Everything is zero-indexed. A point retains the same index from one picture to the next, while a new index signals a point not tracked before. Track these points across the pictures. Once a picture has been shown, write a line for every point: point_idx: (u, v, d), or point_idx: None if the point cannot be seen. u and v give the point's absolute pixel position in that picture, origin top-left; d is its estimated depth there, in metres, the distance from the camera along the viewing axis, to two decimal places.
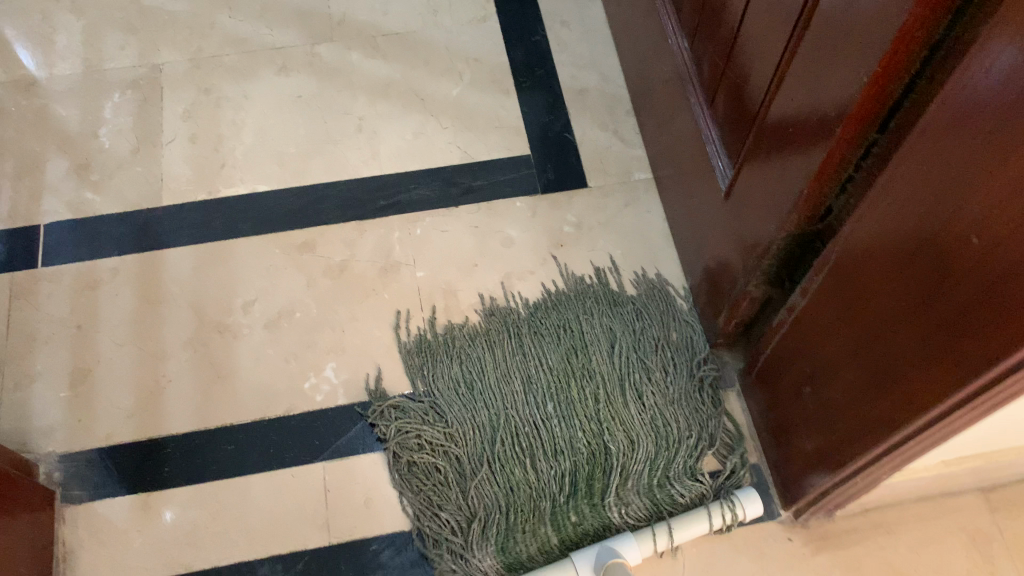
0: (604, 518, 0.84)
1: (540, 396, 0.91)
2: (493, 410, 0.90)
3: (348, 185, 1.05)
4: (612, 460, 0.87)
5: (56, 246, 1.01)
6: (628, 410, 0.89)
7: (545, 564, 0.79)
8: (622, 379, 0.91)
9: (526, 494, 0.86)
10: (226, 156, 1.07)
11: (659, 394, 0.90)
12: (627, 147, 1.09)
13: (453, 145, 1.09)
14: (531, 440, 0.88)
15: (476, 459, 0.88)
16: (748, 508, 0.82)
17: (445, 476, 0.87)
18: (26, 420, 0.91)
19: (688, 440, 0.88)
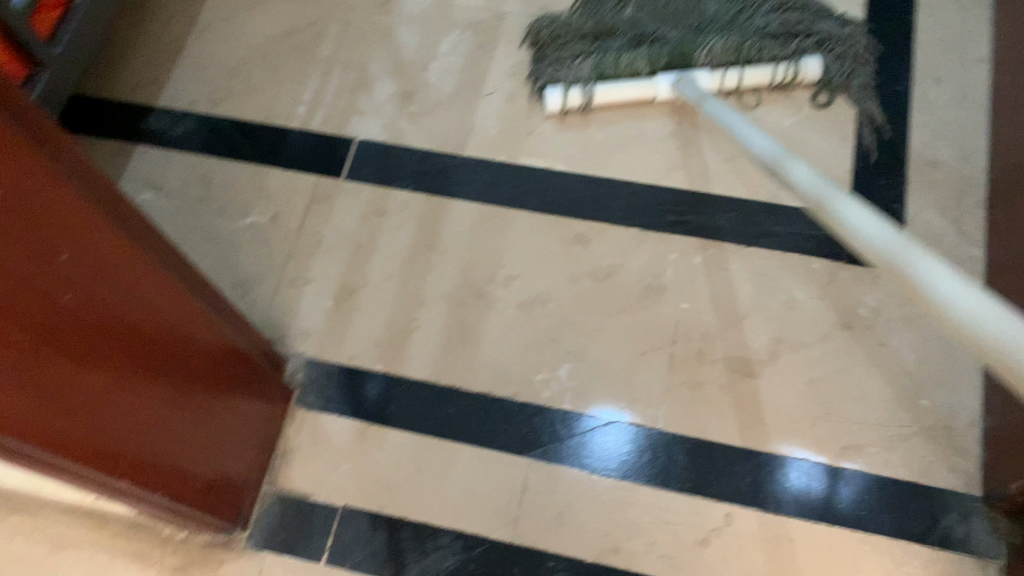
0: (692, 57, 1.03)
1: (663, 15, 1.07)
2: (619, 19, 1.07)
3: (644, 189, 1.00)
4: (706, 40, 1.02)
5: (362, 164, 1.06)
6: (749, 17, 1.05)
7: (632, 89, 1.03)
8: (734, 22, 1.05)
9: (634, 42, 1.05)
10: (536, 124, 1.06)
11: (743, 33, 1.03)
12: (964, 243, 0.94)
13: (766, 181, 1.00)
14: (643, 34, 1.05)
15: (591, 40, 1.07)
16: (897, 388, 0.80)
17: (567, 65, 1.05)
18: (290, 317, 0.97)
19: (776, 50, 1.02)
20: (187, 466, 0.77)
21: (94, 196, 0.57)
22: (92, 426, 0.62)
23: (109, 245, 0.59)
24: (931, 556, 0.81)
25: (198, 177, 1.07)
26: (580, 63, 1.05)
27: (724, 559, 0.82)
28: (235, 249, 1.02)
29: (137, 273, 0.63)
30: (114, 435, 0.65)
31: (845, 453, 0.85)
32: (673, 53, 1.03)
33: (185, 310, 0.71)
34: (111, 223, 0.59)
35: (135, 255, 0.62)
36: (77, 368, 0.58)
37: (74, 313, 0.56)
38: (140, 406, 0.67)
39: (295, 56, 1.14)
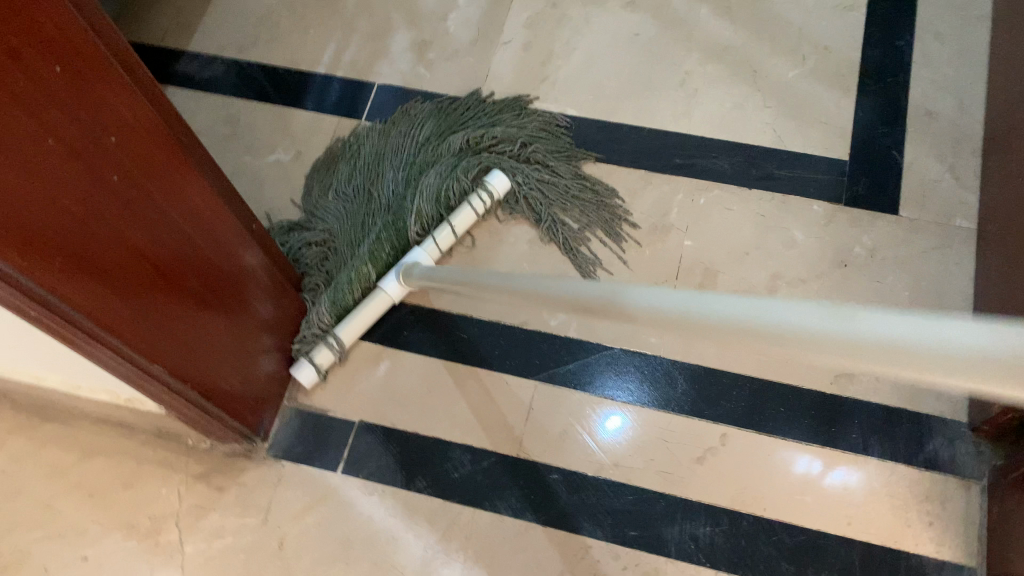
0: (404, 228, 0.96)
1: (361, 201, 1.00)
2: (339, 191, 1.02)
3: (652, 134, 1.05)
4: (407, 207, 0.97)
5: (383, 108, 1.10)
6: (455, 139, 1.02)
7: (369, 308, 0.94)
8: (447, 163, 1.00)
9: (356, 264, 0.95)
10: (549, 73, 1.10)
11: (438, 182, 0.98)
12: (958, 188, 0.98)
13: (769, 129, 1.04)
14: (389, 215, 0.97)
15: (345, 229, 0.98)
16: (498, 183, 0.98)
17: (340, 210, 1.00)
18: None
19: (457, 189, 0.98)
20: (230, 393, 0.84)
21: (158, 108, 0.62)
22: (152, 347, 0.70)
23: (186, 190, 0.68)
24: (916, 476, 0.85)
25: (226, 117, 1.11)
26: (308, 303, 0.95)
27: (719, 477, 0.86)
28: (259, 183, 1.06)
29: (186, 190, 0.68)
30: (172, 358, 0.73)
31: (838, 380, 0.89)
32: (390, 243, 0.95)
33: (238, 252, 0.79)
34: (191, 173, 0.67)
35: (204, 203, 0.71)
36: (145, 295, 0.67)
37: (147, 249, 0.65)
38: (195, 337, 0.76)
39: (320, 6, 1.19)
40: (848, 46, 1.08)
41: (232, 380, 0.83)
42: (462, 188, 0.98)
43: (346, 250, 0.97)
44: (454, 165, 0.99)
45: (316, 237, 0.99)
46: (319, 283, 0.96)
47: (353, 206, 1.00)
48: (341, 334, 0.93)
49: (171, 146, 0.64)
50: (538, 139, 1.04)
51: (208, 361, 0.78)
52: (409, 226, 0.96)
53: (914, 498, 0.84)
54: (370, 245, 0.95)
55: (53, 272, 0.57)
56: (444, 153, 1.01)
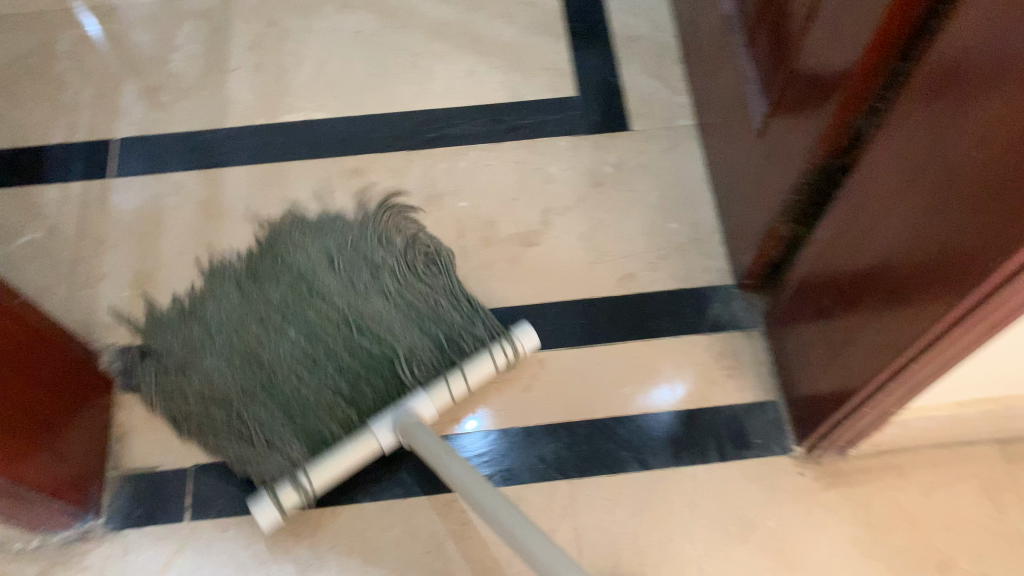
0: (398, 382, 0.89)
1: (225, 342, 0.93)
2: (298, 328, 0.94)
3: (400, 117, 1.10)
4: (341, 380, 0.89)
5: (129, 160, 1.08)
6: (407, 294, 0.95)
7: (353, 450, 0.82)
8: (408, 315, 0.94)
9: (326, 412, 0.88)
10: (287, 86, 1.13)
11: (429, 357, 0.90)
12: (672, 94, 1.11)
13: (503, 86, 1.12)
14: (270, 372, 0.91)
15: (260, 373, 0.91)
16: (526, 343, 0.89)
17: (236, 367, 0.91)
18: (94, 314, 0.98)
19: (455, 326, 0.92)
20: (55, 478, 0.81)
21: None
22: None
23: None
24: (709, 341, 0.96)
25: None
26: (288, 447, 0.86)
27: (548, 396, 0.93)
28: (17, 267, 1.01)
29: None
30: None
31: (623, 282, 0.99)
32: (338, 429, 0.87)
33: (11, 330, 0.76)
34: None
35: None
36: None
37: None
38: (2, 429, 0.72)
39: (31, 79, 1.14)
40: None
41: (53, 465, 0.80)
42: (394, 349, 0.91)
43: (251, 393, 0.90)
44: (427, 313, 0.94)
45: (201, 415, 0.90)
46: (250, 452, 0.86)
47: (243, 347, 0.93)
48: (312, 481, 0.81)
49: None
50: (360, 237, 0.99)
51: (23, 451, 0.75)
52: (399, 377, 0.89)
53: (712, 359, 0.94)
54: (330, 421, 0.87)
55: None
56: (381, 306, 0.94)
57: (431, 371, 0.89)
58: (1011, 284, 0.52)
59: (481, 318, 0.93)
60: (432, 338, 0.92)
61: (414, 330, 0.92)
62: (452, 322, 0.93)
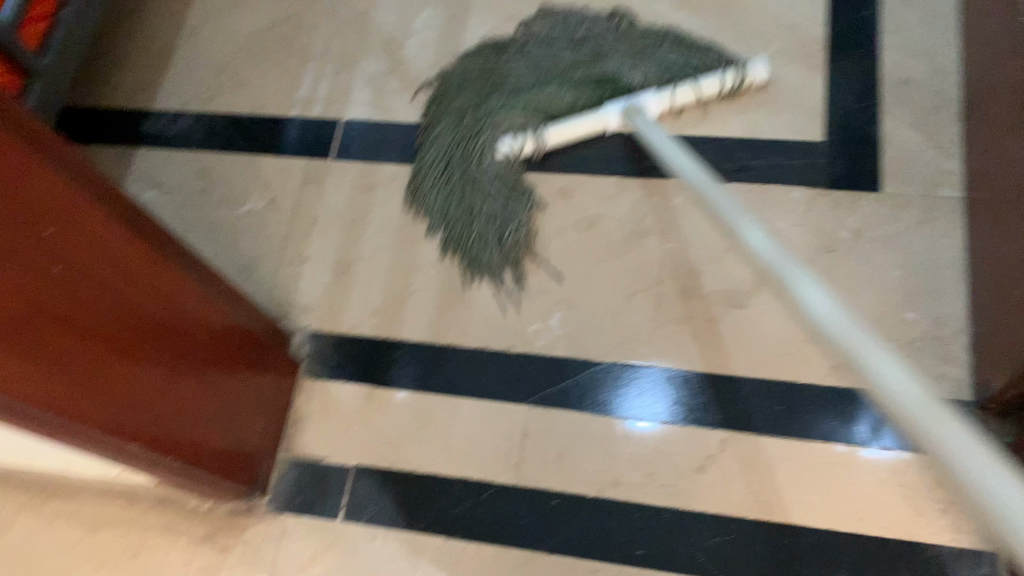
0: (632, 82, 1.03)
1: (480, 210, 1.00)
2: (525, 78, 1.06)
3: (621, 139, 1.03)
4: (561, 89, 1.05)
5: (351, 143, 1.09)
6: (655, 34, 1.06)
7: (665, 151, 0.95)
8: (640, 55, 1.05)
9: (533, 108, 1.04)
10: None
11: (653, 70, 1.03)
12: (941, 156, 0.95)
13: (741, 118, 1.01)
14: (506, 191, 1.00)
15: (510, 101, 1.04)
16: (757, 71, 1.00)
17: (456, 207, 1.01)
18: (293, 294, 1.01)
19: (635, 48, 1.05)
20: (219, 444, 0.83)
21: (83, 182, 0.61)
22: (121, 415, 0.68)
23: (118, 246, 0.65)
24: (924, 462, 0.82)
25: (197, 172, 1.11)
26: (523, 121, 1.03)
27: (722, 484, 0.84)
28: (235, 235, 1.06)
29: (129, 261, 0.67)
30: (143, 419, 0.71)
31: (834, 370, 0.87)
32: (612, 88, 1.04)
33: (194, 294, 0.76)
34: (116, 223, 0.64)
35: (144, 253, 0.69)
36: (101, 365, 0.65)
37: (92, 320, 0.63)
38: (166, 393, 0.74)
39: (278, 47, 1.18)
40: (813, 22, 1.05)
41: (217, 430, 0.82)
42: (632, 85, 1.03)
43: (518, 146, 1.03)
44: (669, 37, 1.05)
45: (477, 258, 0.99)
46: (491, 227, 0.99)
47: (488, 84, 1.07)
48: (547, 134, 1.01)
49: (98, 218, 0.62)
50: (445, 138, 1.04)
51: (185, 416, 0.77)
52: (627, 85, 1.03)
53: (926, 484, 0.81)
54: (566, 101, 1.04)
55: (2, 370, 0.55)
56: (624, 45, 1.05)
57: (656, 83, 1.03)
58: None
59: (541, 54, 1.07)
60: (587, 103, 1.03)
61: (578, 93, 1.04)
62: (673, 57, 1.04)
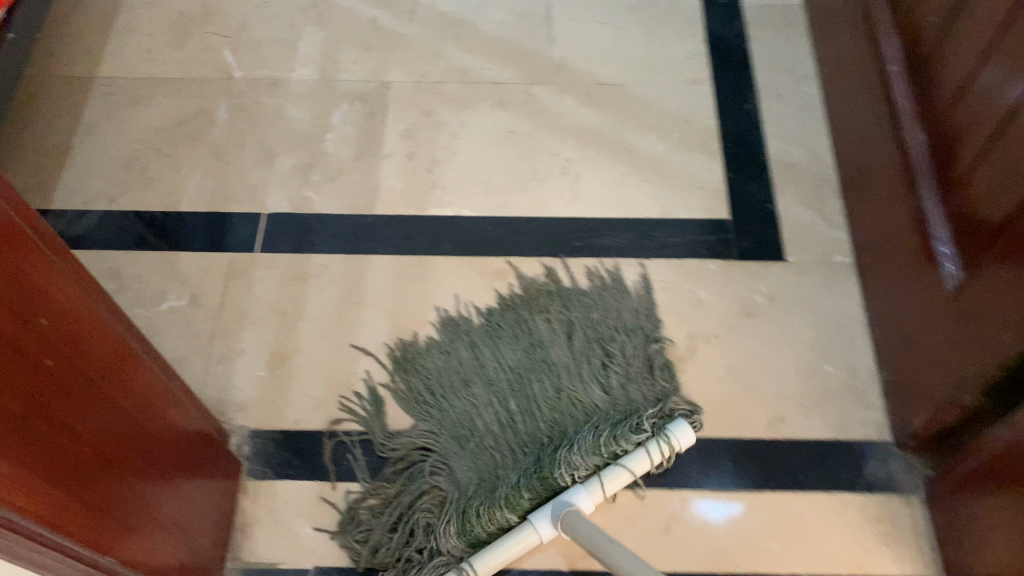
0: (564, 476, 0.85)
1: (418, 474, 0.90)
2: (496, 390, 0.94)
3: (548, 223, 1.08)
4: (547, 393, 0.93)
5: (276, 235, 1.07)
6: (635, 386, 0.93)
7: (510, 547, 0.81)
8: (573, 423, 0.91)
9: (498, 425, 0.91)
10: (437, 178, 1.12)
11: (596, 431, 0.88)
12: (829, 227, 1.08)
13: (654, 200, 1.10)
14: (426, 488, 0.89)
15: (469, 438, 0.91)
16: (680, 440, 0.86)
17: (410, 434, 0.92)
18: (228, 392, 0.97)
19: (597, 443, 0.86)
20: (162, 554, 0.72)
21: (21, 222, 0.51)
22: (72, 507, 0.57)
23: (69, 303, 0.56)
24: (861, 501, 0.90)
25: (106, 272, 1.05)
26: (485, 441, 0.91)
27: (689, 544, 0.88)
28: (156, 335, 1.00)
29: (73, 320, 0.56)
30: (93, 515, 0.60)
31: (773, 424, 0.94)
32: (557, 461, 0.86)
33: (143, 373, 0.67)
34: (66, 273, 0.56)
35: (96, 316, 0.59)
36: (49, 441, 0.54)
37: (41, 390, 0.53)
38: (113, 489, 0.63)
39: (186, 143, 1.16)
40: (705, 115, 1.17)
41: (160, 538, 0.72)
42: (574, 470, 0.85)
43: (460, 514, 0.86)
44: (624, 413, 0.90)
45: (390, 549, 0.86)
46: (409, 538, 0.86)
47: (458, 377, 0.96)
48: (471, 564, 0.81)
49: (42, 266, 0.52)
50: (438, 346, 0.98)
51: (130, 516, 0.66)
52: (563, 472, 0.85)
53: (866, 521, 0.88)
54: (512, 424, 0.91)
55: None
56: (599, 403, 0.92)
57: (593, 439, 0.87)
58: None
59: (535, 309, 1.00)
60: (554, 427, 0.91)
61: (547, 407, 0.92)
62: (614, 419, 0.89)
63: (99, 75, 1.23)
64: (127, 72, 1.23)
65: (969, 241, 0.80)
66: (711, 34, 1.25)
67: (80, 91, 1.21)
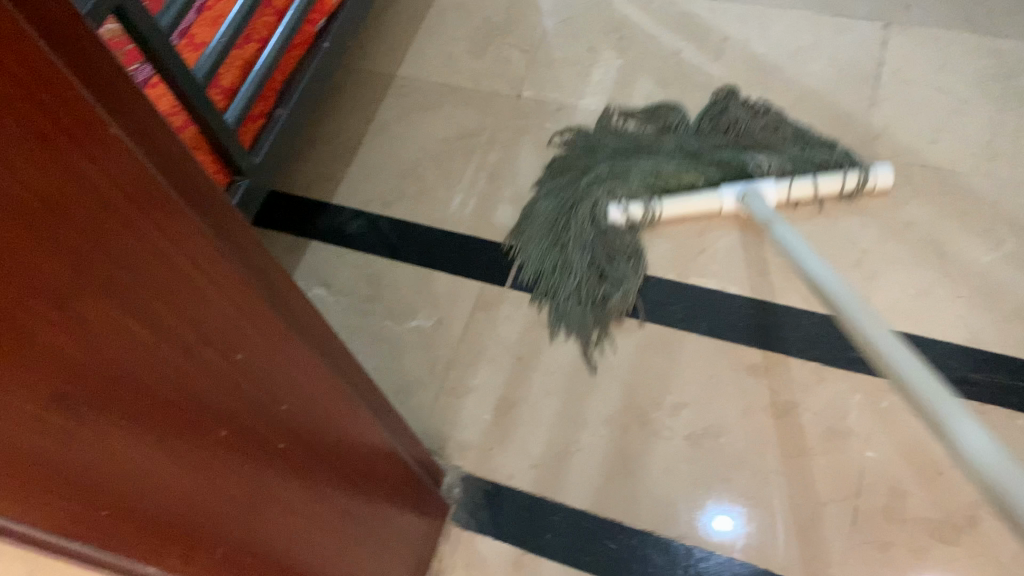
0: (531, 275, 1.04)
1: (545, 255, 1.04)
2: (613, 153, 1.09)
3: (826, 322, 0.95)
4: (603, 168, 1.07)
5: (530, 272, 1.05)
6: (598, 168, 1.08)
7: (697, 204, 1.02)
8: (754, 144, 1.07)
9: (566, 213, 1.05)
10: (710, 244, 1.03)
11: (622, 142, 1.10)
12: None
13: (962, 323, 0.92)
14: (540, 278, 1.03)
15: (569, 217, 1.05)
16: (880, 176, 1.00)
17: (531, 236, 1.06)
18: (451, 428, 0.96)
19: (649, 133, 1.11)
20: (325, 552, 0.68)
21: (163, 236, 0.35)
22: (193, 534, 0.50)
23: (207, 314, 0.42)
24: None
25: (367, 277, 1.08)
26: (584, 262, 1.02)
27: None
28: (398, 352, 1.02)
29: (216, 332, 0.43)
30: (222, 540, 0.53)
31: None
32: (671, 187, 1.04)
33: (300, 368, 0.54)
34: (223, 256, 0.41)
35: (247, 309, 0.45)
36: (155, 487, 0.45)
37: (148, 438, 0.41)
38: (256, 506, 0.55)
39: (464, 158, 1.16)
40: None
41: (321, 533, 0.66)
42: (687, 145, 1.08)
43: (601, 226, 1.03)
44: (762, 116, 1.09)
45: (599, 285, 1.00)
46: (599, 285, 1.00)
47: (575, 167, 1.10)
48: (661, 208, 1.02)
49: (170, 281, 0.37)
50: (555, 191, 1.08)
51: (280, 523, 0.59)
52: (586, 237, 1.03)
53: None
54: (630, 237, 1.04)
55: (68, 521, 0.42)
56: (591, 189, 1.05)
57: (783, 173, 1.02)
58: None
59: (671, 113, 1.12)
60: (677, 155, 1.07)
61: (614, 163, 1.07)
62: (806, 148, 1.05)
63: (400, 75, 1.26)
64: (424, 75, 1.25)
65: None
66: None
67: (381, 90, 1.25)
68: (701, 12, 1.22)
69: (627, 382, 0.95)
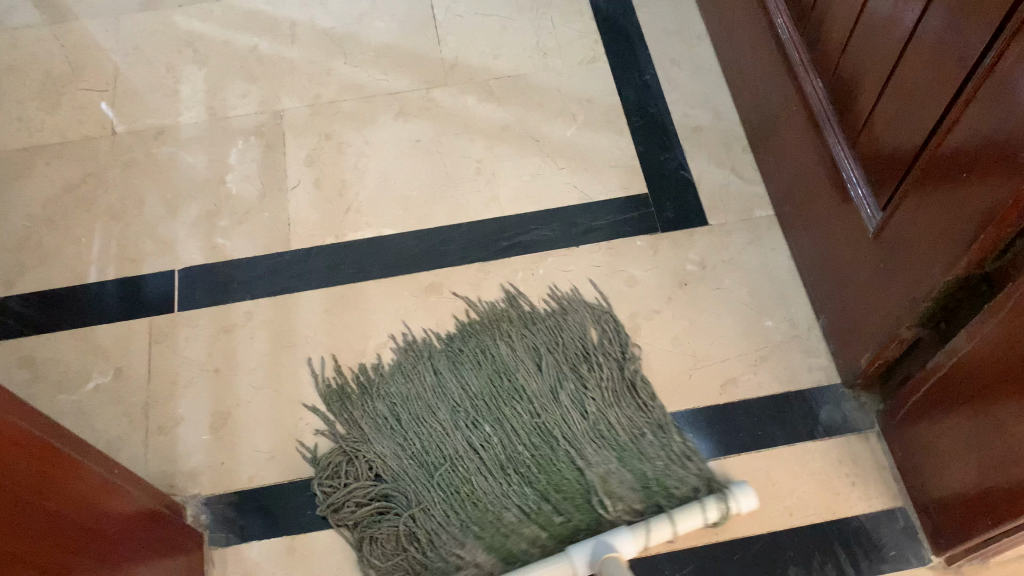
0: (374, 531, 0.86)
1: (390, 469, 0.89)
2: (446, 402, 0.92)
3: (472, 227, 1.07)
4: (426, 418, 0.92)
5: (194, 289, 1.03)
6: (407, 410, 0.92)
7: (533, 554, 0.79)
8: (610, 435, 0.89)
9: (401, 459, 0.89)
10: (351, 201, 1.09)
11: (473, 345, 0.96)
12: (745, 184, 1.08)
13: (571, 187, 1.09)
14: (349, 504, 0.88)
15: (391, 478, 0.89)
16: (741, 503, 0.80)
17: (348, 486, 0.89)
18: (173, 463, 0.93)
19: (485, 366, 0.94)
20: None
21: None
22: None
23: None
24: (823, 447, 0.90)
25: (19, 361, 0.99)
26: (457, 545, 0.84)
27: None
28: (85, 417, 0.95)
29: None
30: None
31: (726, 389, 0.94)
32: (546, 513, 0.84)
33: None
34: None
35: None
36: None
37: None
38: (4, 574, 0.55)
39: (79, 210, 1.10)
40: (607, 92, 1.17)
41: None
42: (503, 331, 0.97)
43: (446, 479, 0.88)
44: (628, 389, 0.93)
45: (421, 526, 0.86)
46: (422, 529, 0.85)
47: (398, 399, 0.93)
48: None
49: None
50: (368, 398, 0.94)
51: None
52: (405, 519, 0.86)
53: (832, 466, 0.89)
54: (512, 517, 0.84)
55: None
56: (463, 447, 0.89)
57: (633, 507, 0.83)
58: (935, 168, 0.68)
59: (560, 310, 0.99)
60: (568, 385, 0.92)
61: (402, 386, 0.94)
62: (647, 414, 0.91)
63: None
64: (0, 145, 1.16)
65: (880, 170, 0.79)
66: (598, 11, 1.25)
67: None
68: (262, 7, 1.27)
69: (327, 345, 0.99)
